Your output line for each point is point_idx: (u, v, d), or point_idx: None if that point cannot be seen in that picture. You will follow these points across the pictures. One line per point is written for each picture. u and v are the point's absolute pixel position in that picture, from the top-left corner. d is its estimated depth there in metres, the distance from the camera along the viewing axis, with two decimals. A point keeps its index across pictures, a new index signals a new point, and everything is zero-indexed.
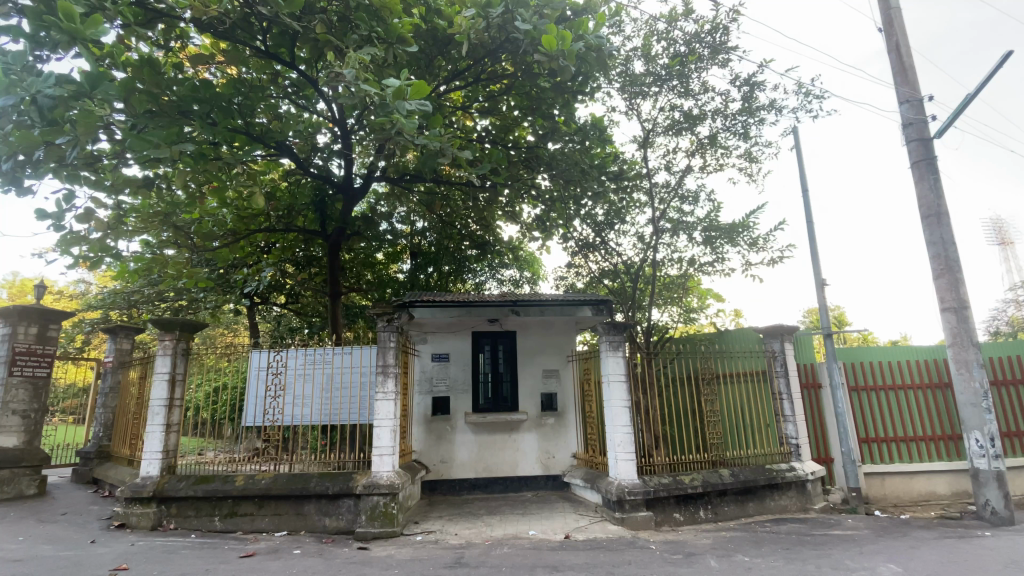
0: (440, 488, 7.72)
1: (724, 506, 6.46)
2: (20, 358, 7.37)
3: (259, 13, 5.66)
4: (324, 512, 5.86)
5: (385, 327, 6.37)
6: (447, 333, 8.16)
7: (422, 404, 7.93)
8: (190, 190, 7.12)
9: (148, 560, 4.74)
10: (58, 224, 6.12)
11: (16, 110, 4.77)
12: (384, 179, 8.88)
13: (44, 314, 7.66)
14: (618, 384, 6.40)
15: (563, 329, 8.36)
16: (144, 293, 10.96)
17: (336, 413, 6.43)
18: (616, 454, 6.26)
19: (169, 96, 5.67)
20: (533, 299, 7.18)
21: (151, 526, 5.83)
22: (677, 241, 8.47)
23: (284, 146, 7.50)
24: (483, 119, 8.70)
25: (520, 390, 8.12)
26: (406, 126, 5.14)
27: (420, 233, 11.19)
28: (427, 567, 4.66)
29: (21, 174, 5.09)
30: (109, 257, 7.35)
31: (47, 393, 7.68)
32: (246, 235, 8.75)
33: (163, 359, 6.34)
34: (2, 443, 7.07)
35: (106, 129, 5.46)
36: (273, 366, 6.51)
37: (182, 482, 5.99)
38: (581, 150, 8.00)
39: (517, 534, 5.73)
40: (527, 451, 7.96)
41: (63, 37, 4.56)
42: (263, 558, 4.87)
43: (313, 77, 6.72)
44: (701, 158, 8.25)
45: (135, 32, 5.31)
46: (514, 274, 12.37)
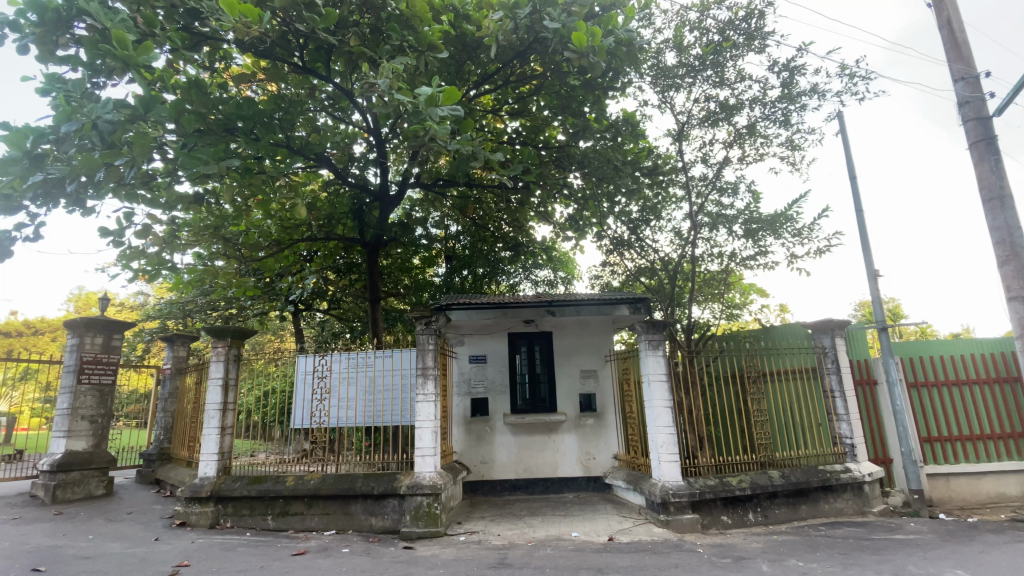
0: (481, 489, 7.78)
1: (775, 509, 6.22)
2: (87, 367, 7.89)
3: (296, 30, 5.83)
4: (370, 512, 6.00)
5: (423, 329, 6.46)
6: (484, 335, 8.20)
7: (461, 405, 8.00)
8: (237, 204, 7.46)
9: (207, 558, 4.97)
10: (118, 241, 6.54)
11: (78, 136, 5.13)
12: (419, 185, 9.07)
13: (108, 324, 8.18)
14: (658, 384, 6.27)
15: (600, 328, 8.26)
16: (198, 303, 11.58)
17: (380, 415, 6.59)
18: (659, 455, 6.13)
19: (215, 114, 5.98)
20: (569, 299, 7.05)
21: (210, 525, 6.12)
22: (716, 235, 8.25)
23: (323, 157, 7.77)
24: (514, 120, 8.70)
25: (558, 391, 8.08)
26: (439, 132, 5.21)
27: (454, 237, 11.28)
28: (472, 567, 4.70)
29: (85, 195, 5.43)
30: (165, 269, 7.81)
31: (112, 398, 8.17)
32: (289, 245, 9.06)
33: (217, 365, 6.64)
34: (73, 446, 7.60)
35: (159, 149, 5.77)
36: (319, 370, 6.74)
37: (237, 482, 6.26)
38: (613, 147, 7.94)
39: (560, 536, 5.69)
40: (567, 452, 7.91)
41: (119, 64, 4.88)
42: (314, 557, 5.03)
43: (349, 89, 6.92)
44: (740, 149, 8.01)
45: (182, 55, 5.63)
46: (548, 274, 12.35)
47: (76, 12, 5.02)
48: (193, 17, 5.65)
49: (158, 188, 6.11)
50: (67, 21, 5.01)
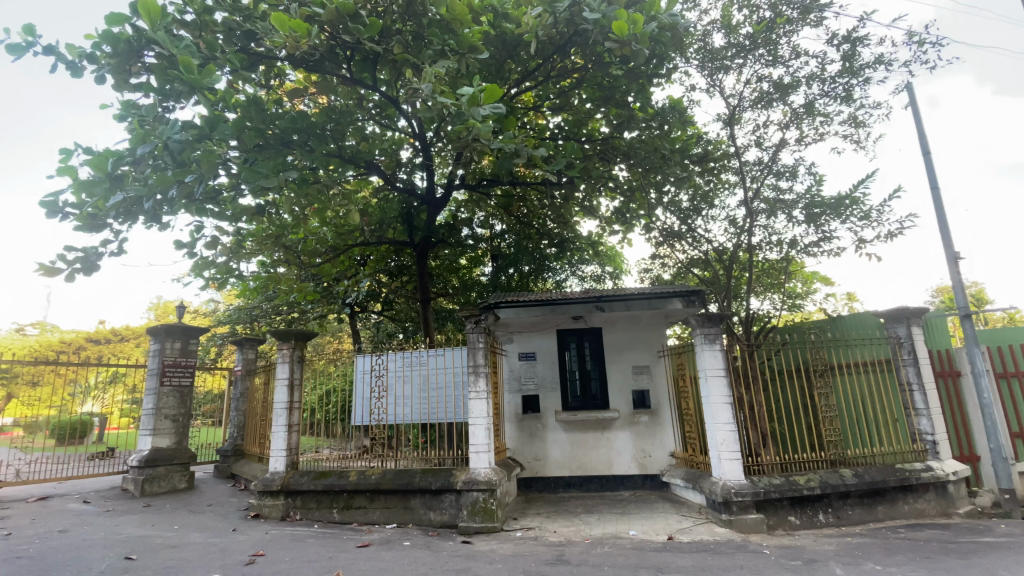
0: (535, 485, 7.80)
1: (848, 509, 5.84)
2: (169, 370, 8.57)
3: (344, 42, 6.04)
4: (429, 507, 6.16)
5: (473, 328, 6.56)
6: (532, 333, 8.21)
7: (513, 403, 8.05)
8: (296, 214, 7.86)
9: (279, 548, 5.27)
10: (191, 253, 7.06)
11: (153, 157, 5.53)
12: (464, 187, 9.21)
13: (185, 330, 8.86)
14: (717, 379, 6.04)
15: (652, 323, 8.07)
16: (263, 308, 12.31)
17: (434, 412, 6.75)
18: (719, 453, 5.91)
19: (273, 129, 6.33)
20: (618, 295, 6.86)
21: (281, 517, 6.49)
22: (774, 221, 7.87)
23: (373, 164, 8.06)
24: (556, 116, 8.64)
25: (610, 387, 7.96)
26: (482, 131, 5.24)
27: (499, 236, 11.31)
28: (529, 563, 4.72)
29: (160, 212, 5.81)
30: (233, 277, 8.36)
31: (191, 398, 8.84)
32: (344, 250, 9.48)
33: (283, 366, 7.02)
34: (159, 443, 8.28)
35: (224, 165, 6.12)
36: (376, 369, 7.01)
37: (304, 477, 6.61)
38: (659, 137, 7.74)
39: (617, 534, 5.61)
40: (622, 450, 7.79)
41: (187, 88, 5.27)
42: (378, 549, 5.22)
43: (394, 96, 7.15)
44: (797, 129, 7.58)
45: (241, 75, 5.96)
46: (595, 270, 12.23)
47: (145, 42, 5.43)
48: (250, 39, 5.99)
49: (225, 203, 6.52)
50: (138, 51, 5.44)
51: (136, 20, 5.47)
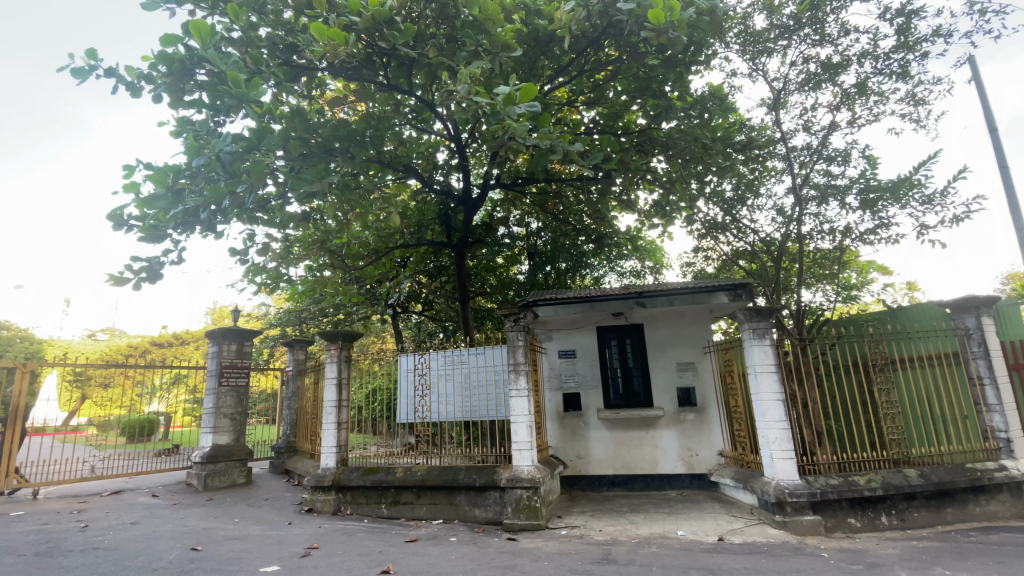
0: (579, 484, 7.75)
1: (914, 512, 5.50)
2: (226, 371, 9.03)
3: (380, 49, 6.18)
4: (474, 503, 6.23)
5: (512, 327, 6.56)
6: (572, 330, 8.15)
7: (554, 400, 8.02)
8: (339, 219, 8.13)
9: (332, 541, 5.48)
10: (244, 259, 7.41)
11: (208, 169, 5.79)
12: (499, 186, 9.24)
13: (240, 333, 9.31)
14: (767, 376, 5.81)
15: (696, 317, 7.86)
16: (310, 311, 12.81)
17: (476, 410, 6.82)
18: (771, 452, 5.68)
19: (317, 138, 6.57)
20: (660, 290, 6.68)
21: (333, 511, 6.74)
22: (826, 209, 7.51)
23: (410, 167, 8.22)
24: (591, 110, 8.54)
25: (653, 385, 7.80)
26: (518, 130, 5.22)
27: (535, 233, 11.33)
28: (575, 561, 4.69)
29: (215, 222, 6.02)
30: (282, 282, 8.74)
31: (247, 398, 9.30)
32: (385, 252, 9.74)
33: (331, 366, 7.27)
34: (220, 440, 8.76)
35: (272, 175, 6.36)
36: (419, 367, 7.15)
37: (354, 473, 6.83)
38: (699, 126, 7.51)
39: (664, 534, 5.50)
40: (666, 448, 7.63)
41: (236, 102, 5.53)
42: (425, 544, 5.32)
43: (429, 100, 7.27)
44: (849, 111, 7.19)
45: (285, 87, 6.19)
46: (635, 265, 12.06)
47: (197, 61, 5.73)
48: (292, 51, 6.20)
49: (274, 210, 6.77)
50: (191, 70, 5.75)
51: (188, 40, 5.79)
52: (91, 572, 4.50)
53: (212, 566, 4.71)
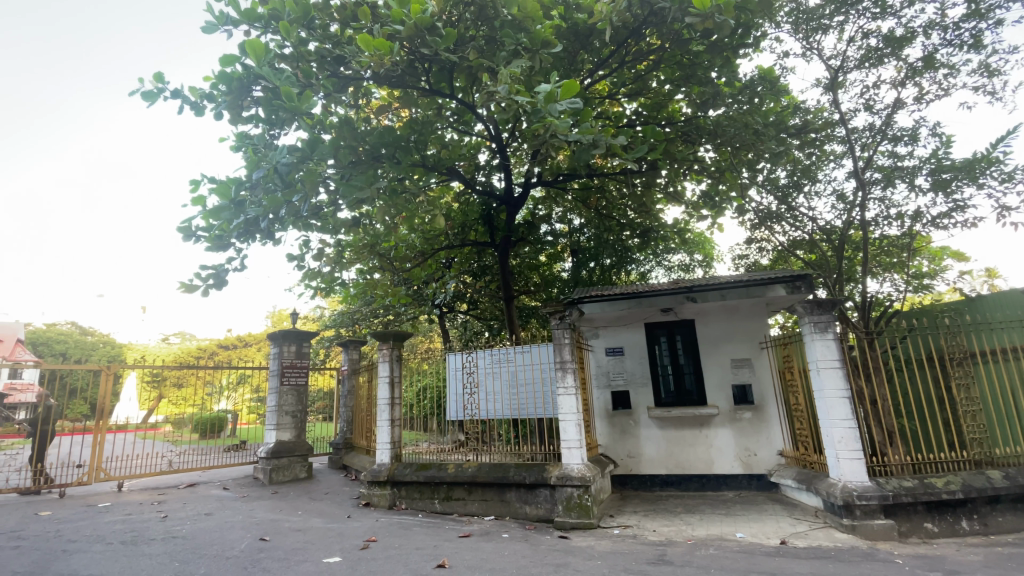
0: (631, 483, 7.63)
1: (999, 517, 5.07)
2: (287, 371, 9.51)
3: (422, 55, 6.32)
4: (524, 501, 6.26)
5: (558, 325, 6.51)
6: (619, 327, 8.02)
7: (602, 398, 7.93)
8: (387, 223, 8.39)
9: (389, 535, 5.66)
10: (300, 264, 7.80)
11: (266, 181, 6.11)
12: (541, 184, 9.22)
13: (299, 334, 9.79)
14: (831, 372, 5.50)
15: (751, 312, 7.56)
16: (362, 312, 13.32)
17: (524, 408, 6.85)
18: (837, 452, 5.38)
19: (365, 146, 6.81)
20: (711, 284, 6.44)
21: (389, 506, 6.96)
22: (892, 192, 7.04)
23: (454, 170, 8.36)
24: (633, 102, 8.36)
25: (706, 382, 7.56)
26: (560, 127, 5.16)
27: (578, 230, 11.25)
28: (629, 561, 4.63)
29: (274, 229, 6.31)
30: (336, 285, 9.11)
31: (306, 396, 9.76)
32: (431, 254, 9.96)
33: (383, 365, 7.51)
34: (283, 436, 9.25)
35: (324, 183, 6.62)
36: (467, 366, 7.27)
37: (408, 469, 7.04)
38: (749, 112, 7.22)
39: (722, 536, 5.32)
40: (722, 447, 7.38)
41: (290, 115, 5.82)
42: (478, 540, 5.41)
43: (471, 102, 7.38)
44: (915, 86, 6.69)
45: (334, 98, 6.41)
46: (683, 258, 11.85)
47: (253, 78, 6.05)
48: (339, 63, 6.42)
49: (326, 217, 7.04)
50: (248, 87, 6.08)
51: (245, 59, 6.11)
52: (173, 559, 4.87)
53: (278, 556, 4.98)
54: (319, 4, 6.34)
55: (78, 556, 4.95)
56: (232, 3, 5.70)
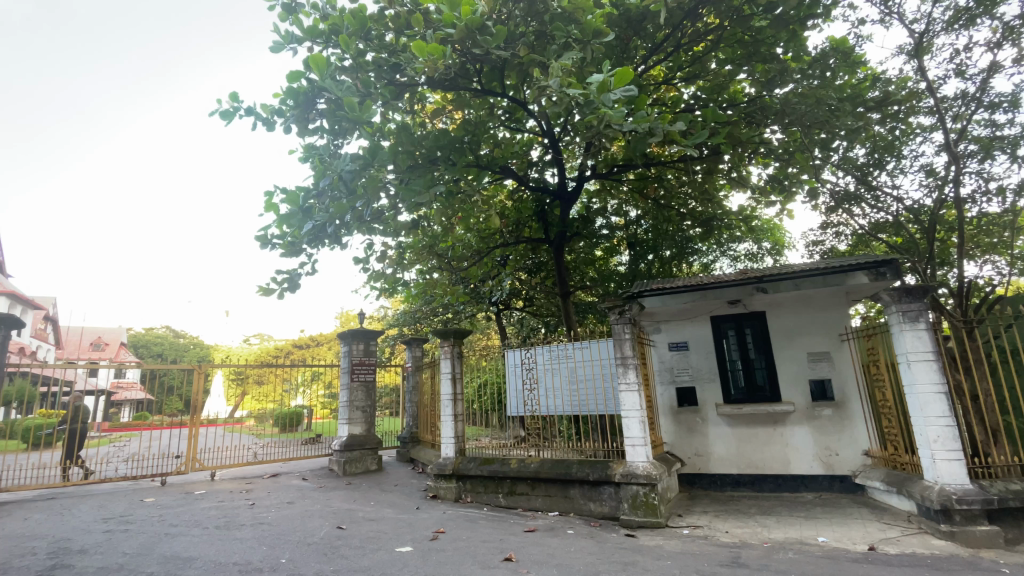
0: (700, 482, 7.38)
1: None
2: (357, 368, 10.01)
3: (474, 57, 6.42)
4: (589, 497, 6.20)
5: (618, 320, 6.33)
6: (683, 321, 7.74)
7: (667, 395, 7.70)
8: (444, 224, 8.61)
9: (457, 527, 5.82)
10: (365, 267, 8.16)
11: (332, 190, 6.44)
12: (596, 176, 9.07)
13: (366, 333, 10.26)
14: (924, 366, 5.03)
15: (828, 302, 7.05)
16: (423, 311, 13.83)
17: (585, 404, 6.80)
18: (932, 452, 4.92)
19: (421, 150, 6.99)
20: (783, 274, 6.07)
21: (455, 498, 7.16)
22: (990, 164, 6.37)
23: (507, 168, 8.47)
24: (690, 86, 8.02)
25: (779, 377, 7.15)
26: (614, 117, 4.98)
27: (634, 222, 11.00)
28: (701, 562, 4.46)
29: (341, 234, 6.65)
30: (398, 285, 9.45)
31: (375, 392, 10.22)
32: (487, 252, 10.06)
33: (445, 361, 7.71)
34: (355, 430, 9.75)
35: (385, 188, 6.89)
36: (526, 362, 7.32)
37: (472, 463, 7.20)
38: (820, 88, 6.73)
39: (801, 540, 5.02)
40: (799, 446, 6.95)
41: (352, 124, 6.07)
42: (544, 535, 5.42)
43: (522, 99, 7.41)
44: (1016, 45, 5.97)
45: (392, 106, 6.63)
46: (750, 247, 11.45)
47: (317, 91, 6.38)
48: (395, 71, 6.61)
49: (388, 221, 7.30)
50: (312, 100, 6.40)
51: (309, 74, 6.44)
52: (261, 543, 5.26)
53: (355, 543, 5.25)
54: (375, 15, 6.59)
55: (180, 539, 5.45)
56: (297, 22, 6.03)
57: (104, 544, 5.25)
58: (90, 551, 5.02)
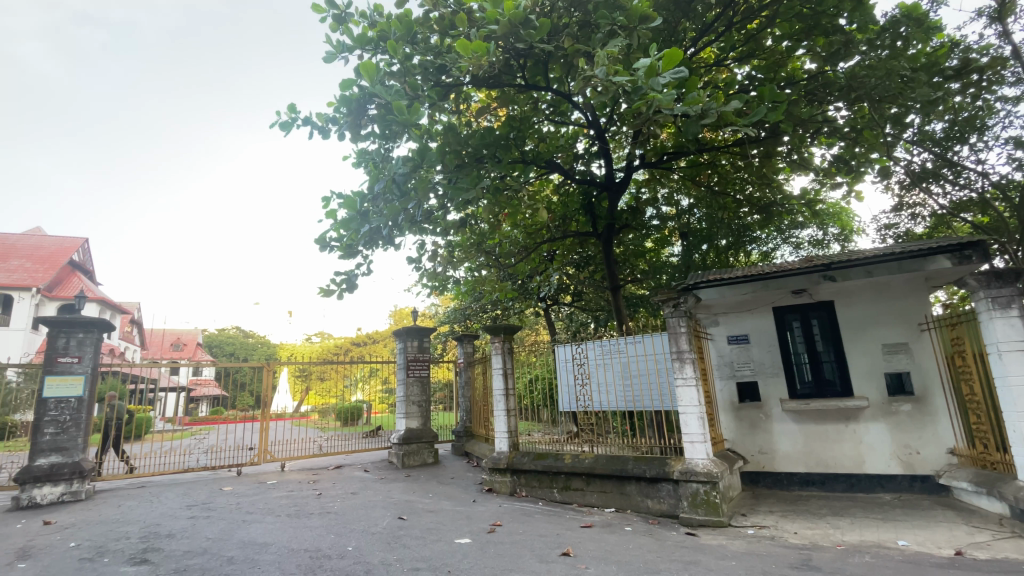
0: (764, 480, 7.07)
1: None
2: (412, 364, 10.32)
3: (518, 52, 6.42)
4: (646, 494, 6.08)
5: (672, 313, 6.14)
6: (742, 313, 7.42)
7: (727, 390, 7.42)
8: (492, 221, 8.70)
9: (513, 521, 5.88)
10: (417, 266, 8.37)
11: (385, 193, 6.63)
12: (644, 166, 8.84)
13: (419, 330, 10.54)
14: (1018, 356, 4.56)
15: (906, 289, 6.54)
16: (473, 307, 14.06)
17: (639, 400, 6.66)
18: None
19: (468, 149, 7.06)
20: (853, 260, 5.67)
21: (510, 492, 7.24)
22: None
23: (553, 163, 8.42)
24: (743, 66, 7.63)
25: (850, 371, 6.72)
26: (664, 102, 4.81)
27: (686, 211, 10.66)
28: (769, 564, 4.28)
29: (393, 235, 6.85)
30: (449, 283, 9.62)
31: (429, 387, 10.49)
32: (534, 248, 10.04)
33: (497, 357, 7.80)
34: (411, 424, 10.06)
35: (434, 188, 7.03)
36: (577, 357, 7.28)
37: (526, 457, 7.24)
38: (889, 58, 6.24)
39: (879, 543, 4.70)
40: (874, 444, 6.51)
41: (401, 128, 6.22)
42: (601, 531, 5.39)
43: (566, 91, 7.33)
44: None
45: (439, 108, 6.74)
46: (814, 233, 10.88)
47: (367, 97, 6.59)
48: (441, 72, 6.72)
49: (437, 220, 7.45)
50: (364, 106, 6.62)
51: (360, 81, 6.64)
52: (329, 532, 5.54)
53: (415, 534, 5.43)
54: (420, 19, 6.71)
55: (256, 526, 5.83)
56: (347, 31, 6.23)
57: (189, 529, 5.70)
58: (177, 535, 5.47)
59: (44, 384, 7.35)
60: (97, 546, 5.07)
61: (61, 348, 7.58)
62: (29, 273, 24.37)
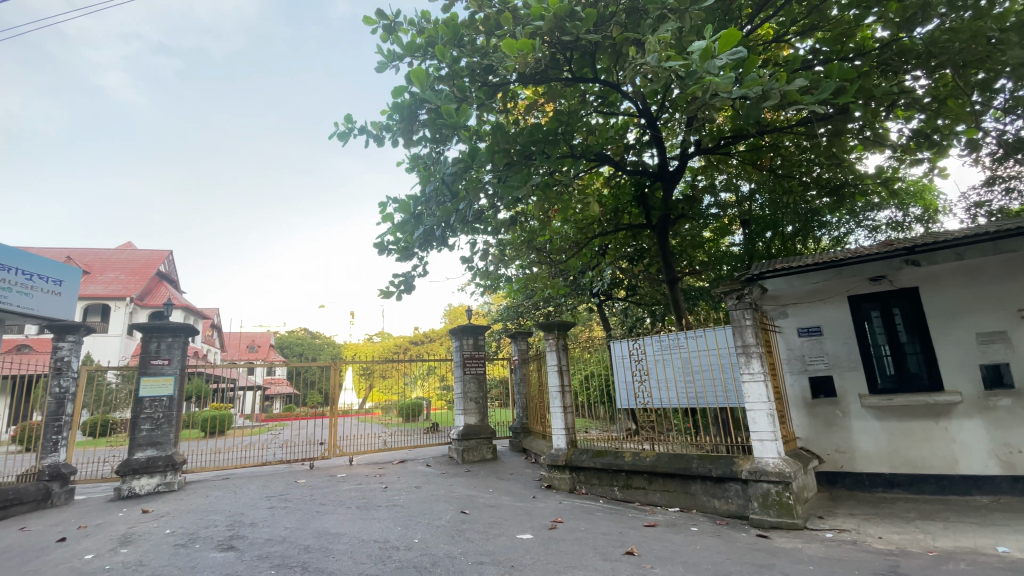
0: (842, 481, 6.64)
1: None
2: (468, 361, 10.51)
3: (564, 46, 6.35)
4: (712, 494, 5.86)
5: (736, 305, 5.88)
6: (814, 303, 7.03)
7: (798, 385, 7.06)
8: (542, 217, 8.67)
9: (574, 518, 5.87)
10: (470, 265, 8.49)
11: (438, 195, 6.75)
12: (700, 153, 8.52)
13: (474, 328, 10.70)
14: None
15: (1004, 272, 5.90)
16: (525, 304, 14.10)
17: (703, 396, 6.42)
18: None
19: (517, 147, 7.08)
20: (940, 242, 5.17)
21: (570, 489, 7.23)
22: None
23: (603, 155, 8.27)
24: (806, 40, 7.15)
25: (939, 363, 6.14)
26: (721, 85, 4.53)
27: (748, 197, 10.16)
28: (849, 570, 4.01)
29: (447, 236, 6.99)
30: (502, 281, 9.69)
31: (486, 384, 10.65)
32: (585, 242, 9.91)
33: (552, 354, 7.79)
34: (470, 420, 10.26)
35: (486, 188, 7.10)
36: (634, 353, 7.17)
37: (584, 455, 7.19)
38: (976, 18, 5.64)
39: (977, 549, 4.28)
40: (969, 443, 5.92)
41: (450, 130, 6.32)
42: (665, 530, 5.26)
43: (615, 81, 7.17)
44: None
45: (487, 108, 6.79)
46: (891, 215, 10.05)
47: (419, 103, 6.75)
48: (489, 72, 6.77)
49: (489, 220, 7.52)
50: (415, 112, 6.79)
51: (411, 87, 6.81)
52: (396, 524, 5.76)
53: (478, 528, 5.54)
54: (466, 21, 6.79)
55: (328, 517, 6.17)
56: (397, 40, 6.39)
57: (269, 519, 6.12)
58: (259, 524, 5.88)
59: (140, 384, 8.12)
60: (190, 533, 5.55)
61: (154, 351, 8.34)
62: (123, 284, 26.94)
